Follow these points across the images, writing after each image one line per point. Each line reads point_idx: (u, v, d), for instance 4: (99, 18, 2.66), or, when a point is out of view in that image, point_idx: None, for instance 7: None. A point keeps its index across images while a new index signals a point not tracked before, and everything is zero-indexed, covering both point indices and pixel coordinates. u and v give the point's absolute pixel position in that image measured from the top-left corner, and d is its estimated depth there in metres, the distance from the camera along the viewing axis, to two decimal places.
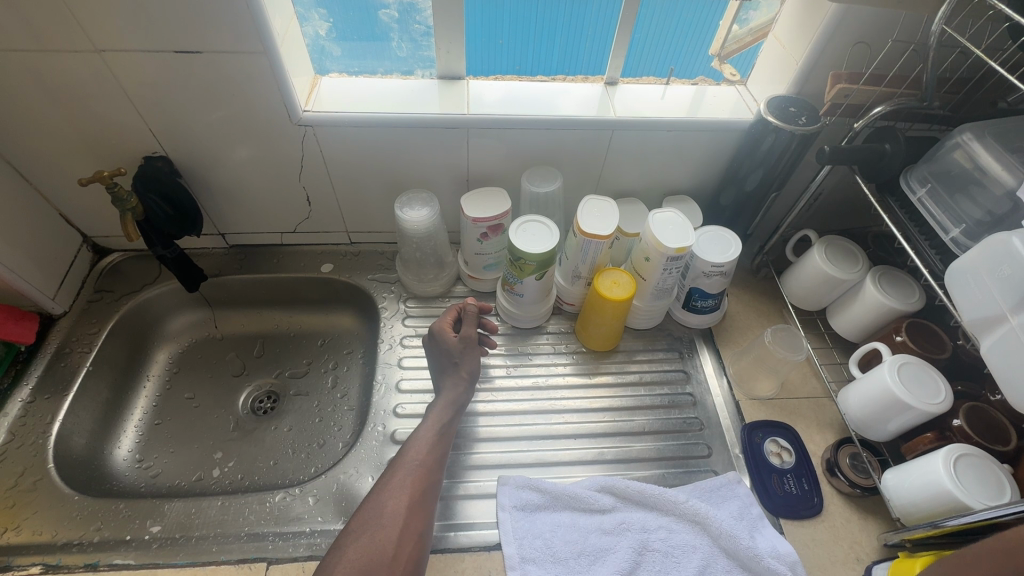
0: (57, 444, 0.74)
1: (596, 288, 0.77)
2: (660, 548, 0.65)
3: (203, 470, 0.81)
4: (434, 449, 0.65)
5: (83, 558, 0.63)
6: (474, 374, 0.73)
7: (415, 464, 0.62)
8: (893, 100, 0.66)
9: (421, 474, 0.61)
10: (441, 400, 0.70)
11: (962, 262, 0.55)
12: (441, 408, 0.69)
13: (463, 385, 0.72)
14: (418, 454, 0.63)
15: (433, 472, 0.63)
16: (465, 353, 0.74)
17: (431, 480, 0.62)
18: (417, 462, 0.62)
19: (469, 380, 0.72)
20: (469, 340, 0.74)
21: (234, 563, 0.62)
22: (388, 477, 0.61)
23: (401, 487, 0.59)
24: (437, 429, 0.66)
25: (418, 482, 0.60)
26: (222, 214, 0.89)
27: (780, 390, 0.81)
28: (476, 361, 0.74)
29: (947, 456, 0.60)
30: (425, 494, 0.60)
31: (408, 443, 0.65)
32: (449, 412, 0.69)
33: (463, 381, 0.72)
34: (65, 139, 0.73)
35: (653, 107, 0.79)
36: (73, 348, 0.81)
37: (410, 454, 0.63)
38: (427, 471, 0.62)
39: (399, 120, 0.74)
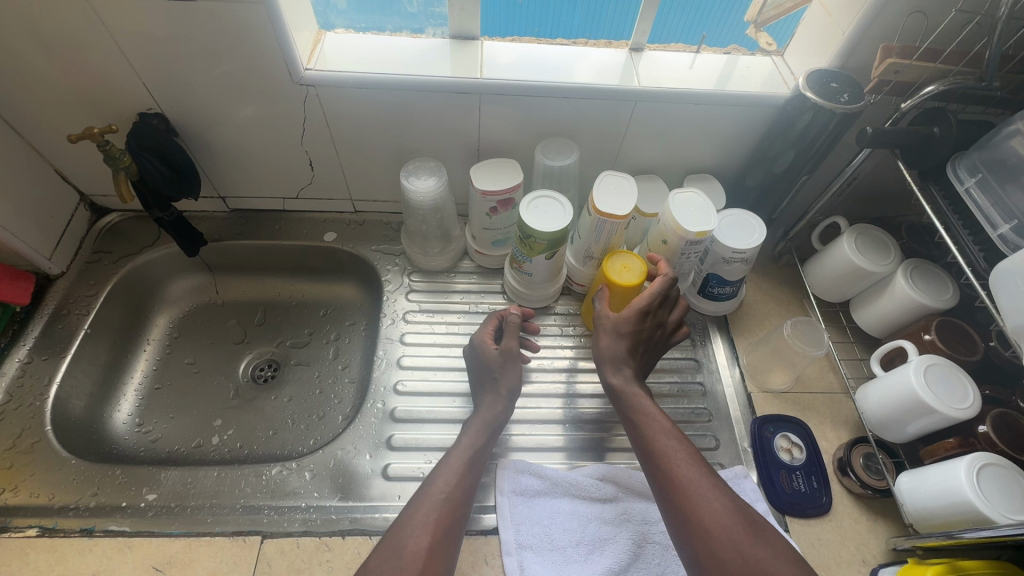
0: (55, 406, 0.73)
1: (605, 274, 0.71)
2: (660, 541, 0.64)
3: (203, 437, 0.80)
4: (463, 481, 0.60)
5: (79, 522, 0.62)
6: (514, 390, 0.70)
7: (440, 498, 0.57)
8: (949, 78, 0.59)
9: (446, 510, 0.56)
10: (477, 420, 0.67)
11: (1010, 262, 0.50)
12: (474, 429, 0.66)
13: (502, 402, 0.68)
14: (444, 486, 0.58)
15: (460, 508, 0.58)
16: (505, 368, 0.70)
17: (456, 517, 0.57)
18: (443, 496, 0.57)
19: (510, 397, 0.69)
20: (512, 354, 0.71)
21: (229, 535, 0.62)
22: (411, 511, 0.56)
23: (424, 525, 0.54)
24: (467, 458, 0.62)
25: (442, 520, 0.55)
26: (222, 176, 0.85)
27: (795, 384, 0.78)
28: (517, 378, 0.70)
29: (970, 465, 0.57)
30: (449, 536, 0.55)
31: (432, 476, 0.60)
32: (484, 434, 0.65)
33: (502, 398, 0.69)
34: (56, 92, 0.69)
35: (681, 78, 0.73)
36: (71, 310, 0.80)
37: (436, 487, 0.58)
38: (453, 507, 0.57)
39: (408, 83, 0.69)
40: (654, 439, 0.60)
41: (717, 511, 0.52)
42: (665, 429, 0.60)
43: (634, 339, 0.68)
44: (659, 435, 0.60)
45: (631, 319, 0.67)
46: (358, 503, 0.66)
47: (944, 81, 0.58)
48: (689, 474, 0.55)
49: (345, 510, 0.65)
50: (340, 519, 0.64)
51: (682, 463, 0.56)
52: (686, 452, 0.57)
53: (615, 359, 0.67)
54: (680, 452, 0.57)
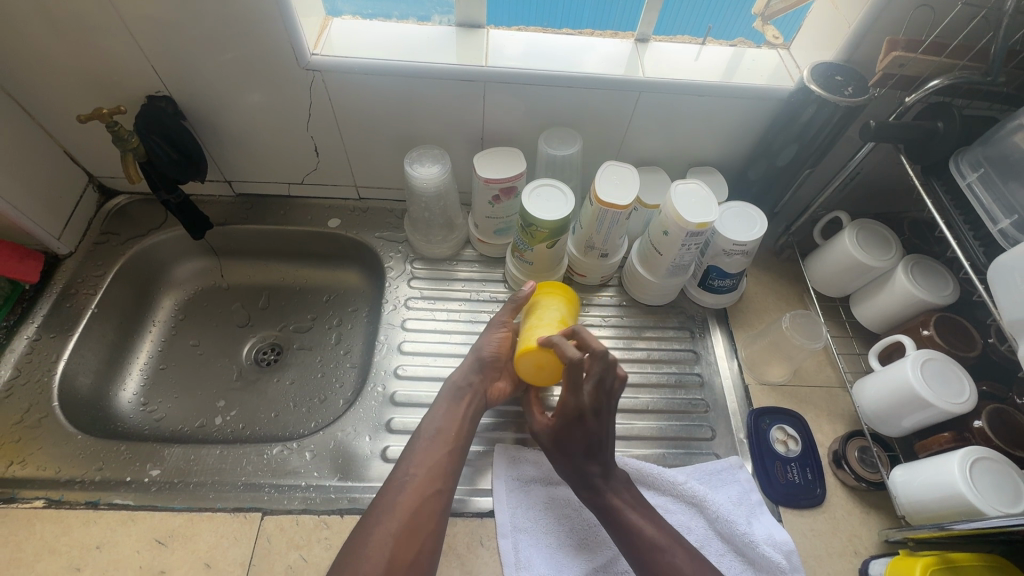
0: (62, 383, 0.74)
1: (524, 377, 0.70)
2: None
3: (206, 417, 0.82)
4: (428, 459, 0.62)
5: (84, 495, 0.64)
6: (487, 352, 0.72)
7: (405, 480, 0.60)
8: (954, 72, 0.59)
9: (416, 491, 0.59)
10: (448, 387, 0.69)
11: (1008, 255, 0.50)
12: (443, 399, 0.68)
13: (467, 368, 0.71)
14: (409, 467, 0.61)
15: (428, 484, 0.60)
16: (486, 333, 0.74)
17: (425, 496, 0.59)
18: (408, 476, 0.60)
19: (477, 362, 0.71)
20: (499, 323, 0.74)
21: (230, 511, 0.63)
22: (380, 497, 0.59)
23: (389, 509, 0.58)
24: (430, 432, 0.65)
25: (408, 502, 0.58)
26: (229, 160, 0.86)
27: (793, 377, 0.78)
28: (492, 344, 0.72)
29: (965, 457, 0.58)
30: (419, 516, 0.58)
31: (405, 454, 0.63)
32: (450, 399, 0.68)
33: (472, 362, 0.71)
34: (66, 73, 0.70)
35: (685, 70, 0.74)
36: (78, 289, 0.81)
37: (402, 467, 0.62)
38: (418, 487, 0.60)
39: (413, 70, 0.70)
40: (619, 518, 0.61)
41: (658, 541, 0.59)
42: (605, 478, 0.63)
43: (584, 446, 0.63)
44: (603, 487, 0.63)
45: (570, 430, 0.64)
46: (357, 483, 0.67)
47: (948, 75, 0.58)
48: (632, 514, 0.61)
49: (344, 490, 0.66)
50: (339, 498, 0.65)
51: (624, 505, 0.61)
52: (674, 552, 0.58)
53: (579, 475, 0.64)
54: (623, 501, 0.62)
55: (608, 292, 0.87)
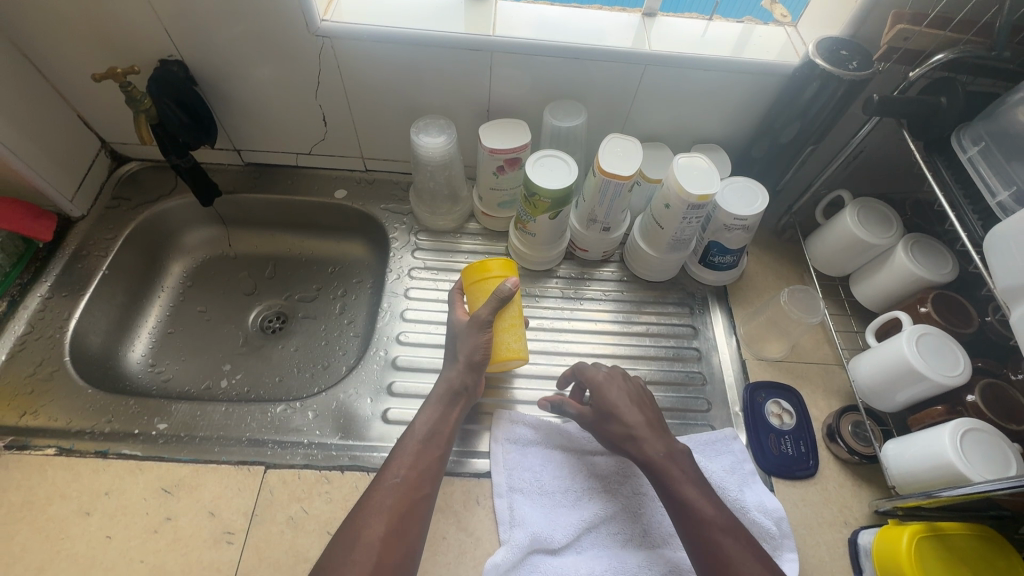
0: (74, 340, 0.76)
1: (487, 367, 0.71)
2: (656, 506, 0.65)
3: (212, 380, 0.84)
4: (419, 463, 0.60)
5: (94, 445, 0.66)
6: (472, 358, 0.65)
7: (395, 483, 0.58)
8: (959, 47, 0.59)
9: (403, 493, 0.57)
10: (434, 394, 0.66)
11: (1004, 225, 0.50)
12: (434, 402, 0.65)
13: (456, 372, 0.66)
14: (399, 469, 0.59)
15: (420, 486, 0.58)
16: (468, 334, 0.66)
17: (415, 497, 0.57)
18: (398, 478, 0.58)
19: (467, 365, 0.65)
20: (482, 325, 0.65)
21: (235, 464, 0.65)
22: (367, 498, 0.57)
23: (380, 511, 0.55)
24: (421, 436, 0.62)
25: (399, 504, 0.56)
26: (238, 128, 0.87)
27: (790, 353, 0.79)
28: (476, 346, 0.65)
29: (955, 428, 0.59)
30: (407, 517, 0.56)
31: (391, 457, 0.60)
32: (442, 403, 0.65)
33: (459, 365, 0.66)
34: (80, 35, 0.71)
35: (691, 44, 0.74)
36: (90, 251, 0.83)
37: (391, 470, 0.59)
38: (409, 489, 0.58)
39: (421, 38, 0.71)
40: (676, 488, 0.58)
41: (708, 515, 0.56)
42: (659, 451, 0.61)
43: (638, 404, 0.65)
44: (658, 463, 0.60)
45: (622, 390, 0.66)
46: (358, 442, 0.69)
47: (953, 50, 0.58)
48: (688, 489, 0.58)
49: (345, 448, 0.68)
50: (340, 455, 0.67)
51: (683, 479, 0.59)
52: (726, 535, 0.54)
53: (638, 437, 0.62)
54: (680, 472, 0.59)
55: (609, 268, 0.88)
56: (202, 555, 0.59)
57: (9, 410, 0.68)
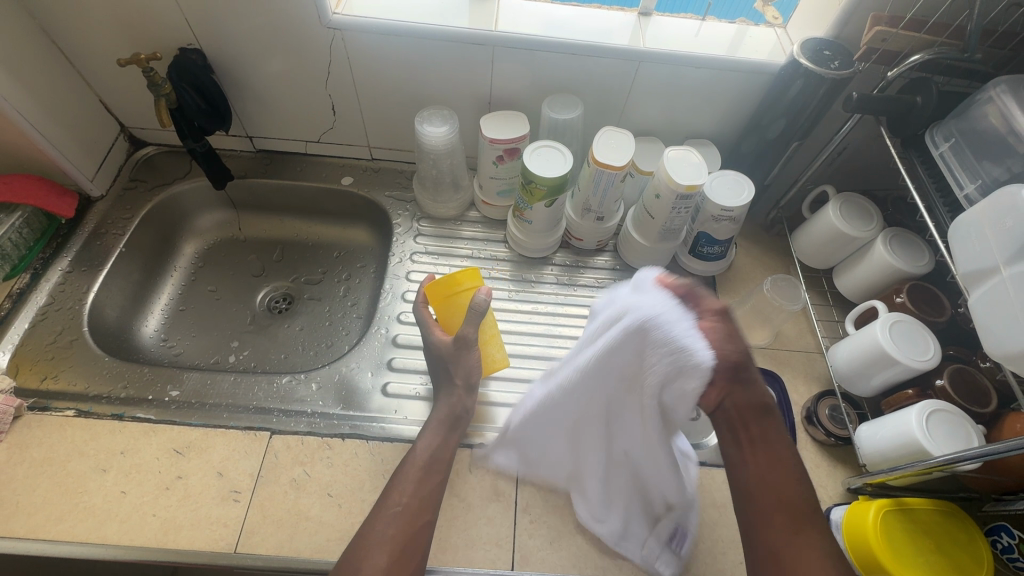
0: (92, 312, 0.80)
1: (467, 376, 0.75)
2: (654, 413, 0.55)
3: (221, 355, 0.88)
4: (421, 487, 0.59)
5: (110, 409, 0.70)
6: (469, 377, 0.68)
7: (398, 509, 0.56)
8: (933, 48, 0.63)
9: (405, 521, 0.56)
10: (434, 418, 0.66)
11: (967, 215, 0.53)
12: (433, 427, 0.65)
13: (456, 395, 0.67)
14: (402, 496, 0.57)
15: (425, 511, 0.57)
16: (458, 355, 0.68)
17: (420, 521, 0.56)
18: (401, 505, 0.57)
19: (465, 386, 0.68)
20: (470, 343, 0.67)
21: (242, 429, 0.69)
22: (371, 523, 0.55)
23: (383, 539, 0.54)
24: (423, 461, 0.61)
25: (404, 530, 0.55)
26: (251, 115, 0.91)
27: (773, 340, 0.82)
28: (470, 364, 0.68)
29: (922, 409, 0.62)
30: (410, 543, 0.54)
31: (392, 482, 0.59)
32: (443, 428, 0.65)
33: (457, 387, 0.68)
34: (106, 23, 0.76)
35: (684, 42, 0.78)
36: (108, 230, 0.87)
37: (393, 497, 0.57)
38: (413, 515, 0.56)
39: (427, 32, 0.74)
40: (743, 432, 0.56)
41: (790, 500, 0.53)
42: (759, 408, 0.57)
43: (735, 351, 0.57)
44: (751, 423, 0.56)
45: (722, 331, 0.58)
46: (358, 412, 0.72)
47: (927, 51, 0.62)
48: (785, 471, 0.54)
49: (346, 418, 0.72)
50: (341, 424, 0.71)
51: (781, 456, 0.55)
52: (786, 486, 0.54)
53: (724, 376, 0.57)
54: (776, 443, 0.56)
55: (603, 257, 0.92)
56: (210, 512, 0.63)
57: (31, 375, 0.72)
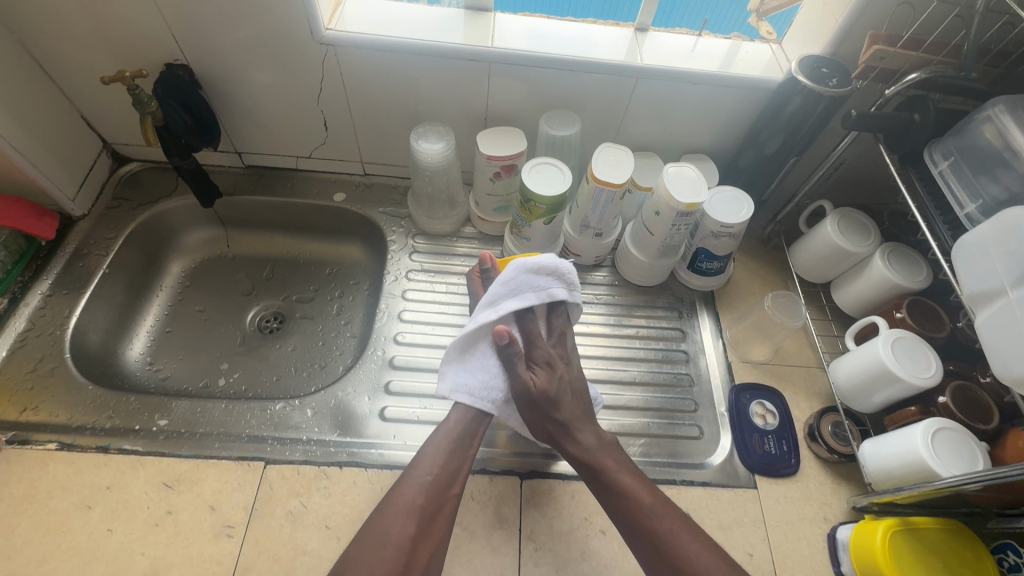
0: (74, 337, 0.77)
1: None
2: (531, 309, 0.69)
3: (210, 378, 0.85)
4: (450, 461, 0.62)
5: (94, 440, 0.67)
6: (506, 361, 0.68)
7: (427, 481, 0.59)
8: (930, 67, 0.63)
9: (433, 493, 0.59)
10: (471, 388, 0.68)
11: (971, 235, 0.53)
12: (467, 401, 0.67)
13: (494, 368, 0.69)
14: (430, 469, 0.60)
15: (450, 484, 0.61)
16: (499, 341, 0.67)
17: (445, 495, 0.60)
18: (429, 477, 0.60)
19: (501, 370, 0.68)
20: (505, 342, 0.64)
21: (234, 459, 0.66)
22: (397, 493, 0.58)
23: (410, 508, 0.57)
24: (453, 435, 0.64)
25: (428, 502, 0.58)
26: (240, 131, 0.89)
27: (774, 356, 0.82)
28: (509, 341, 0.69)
29: (927, 427, 0.62)
30: (435, 516, 0.58)
31: (419, 455, 0.62)
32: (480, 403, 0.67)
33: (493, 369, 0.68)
34: (89, 39, 0.73)
35: (681, 59, 0.77)
36: (90, 250, 0.84)
37: (421, 468, 0.61)
38: (439, 489, 0.59)
39: (422, 47, 0.73)
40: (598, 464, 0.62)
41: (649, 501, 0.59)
42: (574, 418, 0.64)
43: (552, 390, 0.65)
44: (557, 431, 0.64)
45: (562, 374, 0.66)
46: (355, 439, 0.70)
47: (925, 69, 0.62)
48: (624, 477, 0.61)
49: (343, 445, 0.69)
50: (338, 452, 0.69)
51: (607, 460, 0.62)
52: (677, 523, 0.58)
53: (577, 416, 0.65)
54: (592, 444, 0.63)
55: (601, 272, 0.91)
56: (202, 549, 0.60)
57: (9, 405, 0.69)
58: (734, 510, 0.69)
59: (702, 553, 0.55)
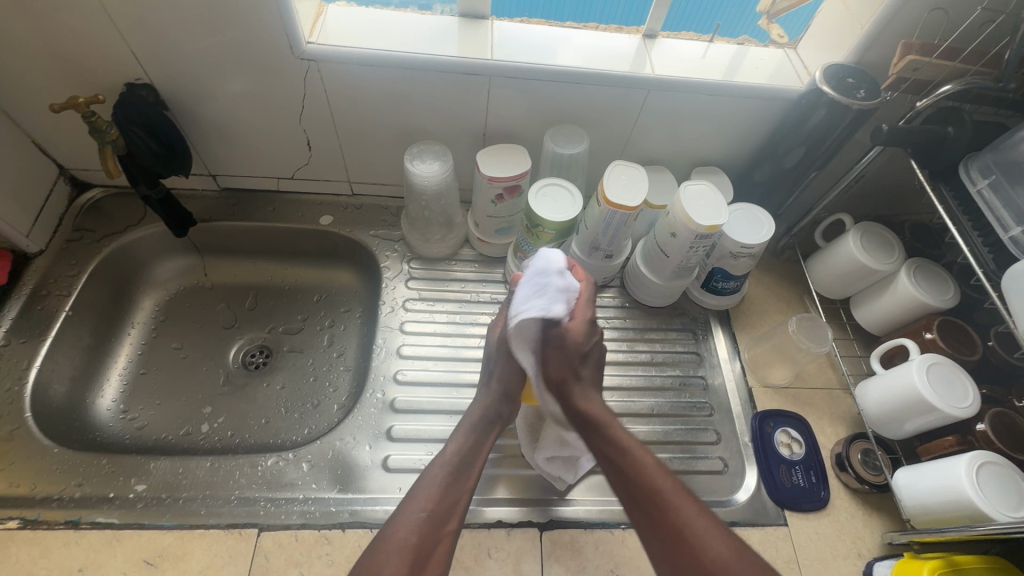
0: (35, 391, 0.69)
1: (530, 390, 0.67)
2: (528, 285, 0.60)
3: (192, 424, 0.78)
4: (446, 494, 0.56)
5: (63, 514, 0.59)
6: (509, 389, 0.64)
7: (420, 517, 0.53)
8: (966, 78, 0.59)
9: (426, 532, 0.53)
10: (472, 414, 0.63)
11: (1022, 265, 0.50)
12: (465, 430, 0.62)
13: (491, 395, 0.64)
14: (426, 504, 0.54)
15: (445, 522, 0.54)
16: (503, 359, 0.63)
17: (441, 532, 0.54)
18: (424, 513, 0.54)
19: (503, 396, 0.64)
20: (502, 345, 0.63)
21: (224, 527, 0.60)
22: (389, 530, 0.53)
23: (401, 550, 0.51)
24: (450, 467, 0.58)
25: (423, 542, 0.52)
26: (214, 153, 0.81)
27: (795, 379, 0.78)
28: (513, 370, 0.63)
29: (971, 461, 0.58)
30: (431, 556, 0.52)
31: (412, 491, 0.56)
32: (474, 432, 0.62)
33: (495, 394, 0.64)
34: (38, 58, 0.65)
35: (694, 67, 0.72)
36: (50, 291, 0.75)
37: (416, 504, 0.54)
38: (434, 527, 0.54)
39: (416, 61, 0.66)
40: (608, 432, 0.60)
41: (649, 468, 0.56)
42: (587, 379, 0.64)
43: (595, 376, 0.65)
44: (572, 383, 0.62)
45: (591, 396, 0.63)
46: (357, 495, 0.64)
47: (961, 81, 0.58)
48: (657, 478, 0.56)
49: (344, 503, 0.64)
50: (339, 511, 0.63)
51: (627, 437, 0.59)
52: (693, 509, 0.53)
53: (586, 385, 0.63)
54: (602, 406, 0.62)
55: (609, 293, 0.86)
56: None
57: None
58: (766, 551, 0.65)
59: (699, 518, 0.52)
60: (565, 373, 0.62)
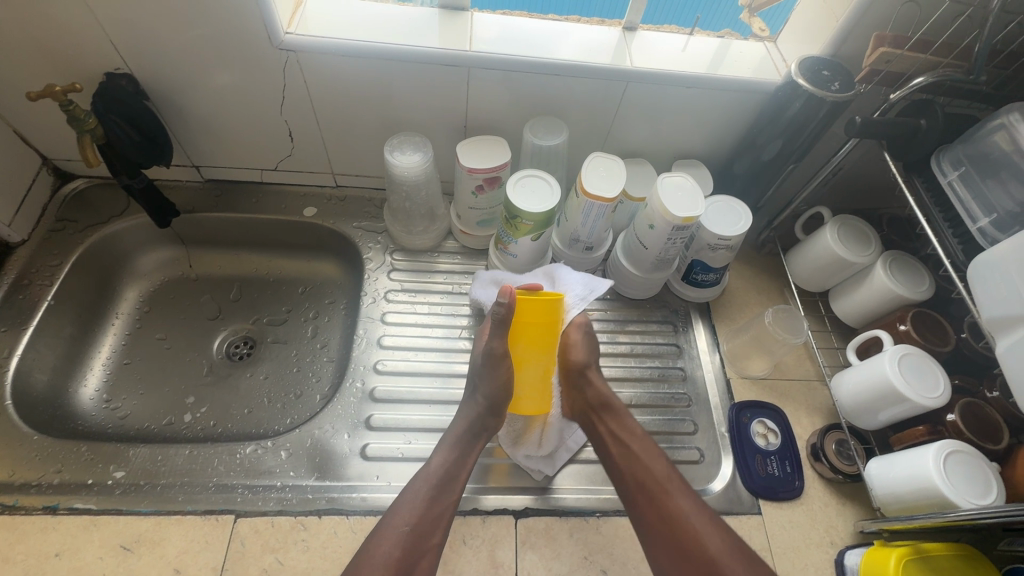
0: (16, 380, 0.70)
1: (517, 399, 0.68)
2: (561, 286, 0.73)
3: (174, 414, 0.78)
4: (430, 506, 0.58)
5: (41, 500, 0.60)
6: (493, 397, 0.65)
7: (402, 532, 0.55)
8: (938, 70, 0.59)
9: (409, 545, 0.55)
10: (459, 421, 0.65)
11: (988, 254, 0.51)
12: (450, 439, 0.63)
13: (477, 407, 0.65)
14: (407, 518, 0.56)
15: (430, 533, 0.56)
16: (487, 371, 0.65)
17: (426, 543, 0.56)
18: (407, 527, 0.55)
19: (487, 406, 0.65)
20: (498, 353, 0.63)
21: (201, 514, 0.60)
22: (372, 545, 0.54)
23: (383, 564, 0.53)
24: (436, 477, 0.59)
25: (406, 555, 0.54)
26: (197, 144, 0.81)
27: (773, 370, 0.79)
28: (498, 385, 0.65)
29: (939, 449, 0.59)
30: (415, 569, 0.54)
31: (396, 504, 0.58)
32: (461, 442, 0.63)
33: (479, 405, 0.65)
34: (16, 47, 0.65)
35: (671, 60, 0.72)
36: (32, 280, 0.76)
37: (399, 518, 0.56)
38: (419, 538, 0.55)
39: (394, 52, 0.67)
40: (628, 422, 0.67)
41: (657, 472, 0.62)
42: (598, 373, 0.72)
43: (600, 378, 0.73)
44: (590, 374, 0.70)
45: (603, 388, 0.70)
46: (335, 482, 0.65)
47: (933, 73, 0.58)
48: (657, 471, 0.62)
49: (322, 490, 0.64)
50: (316, 498, 0.63)
51: (633, 427, 0.67)
52: (695, 511, 0.59)
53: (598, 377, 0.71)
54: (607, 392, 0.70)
55: None
56: None
57: None
58: (739, 539, 0.66)
59: (694, 508, 0.59)
60: (584, 362, 0.71)
